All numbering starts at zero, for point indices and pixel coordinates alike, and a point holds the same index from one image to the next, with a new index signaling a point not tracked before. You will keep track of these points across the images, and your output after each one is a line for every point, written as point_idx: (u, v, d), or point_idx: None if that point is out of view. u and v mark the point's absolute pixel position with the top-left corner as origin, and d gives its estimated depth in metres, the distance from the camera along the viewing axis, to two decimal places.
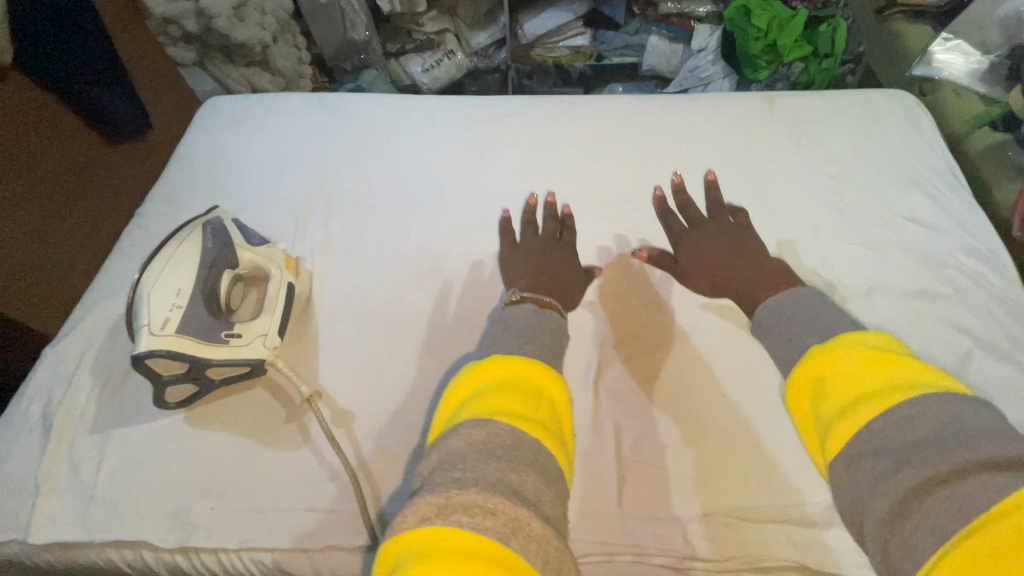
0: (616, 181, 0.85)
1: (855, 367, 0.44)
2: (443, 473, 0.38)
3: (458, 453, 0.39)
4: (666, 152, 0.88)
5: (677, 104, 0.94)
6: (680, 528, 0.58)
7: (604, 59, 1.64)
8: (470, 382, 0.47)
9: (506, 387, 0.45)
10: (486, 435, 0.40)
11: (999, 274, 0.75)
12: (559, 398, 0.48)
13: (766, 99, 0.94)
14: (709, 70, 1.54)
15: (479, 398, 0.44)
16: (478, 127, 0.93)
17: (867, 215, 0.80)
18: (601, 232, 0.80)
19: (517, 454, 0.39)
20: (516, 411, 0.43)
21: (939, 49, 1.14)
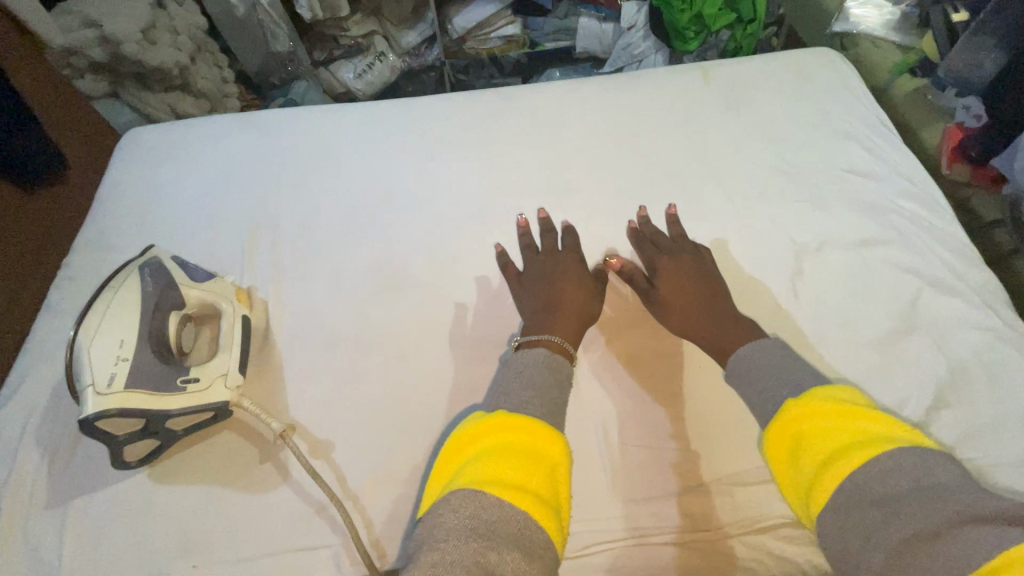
0: (569, 169, 0.85)
1: (836, 415, 0.45)
2: (425, 554, 0.38)
3: (447, 527, 0.40)
4: (614, 134, 0.88)
5: (617, 84, 0.94)
6: (676, 504, 0.59)
7: (538, 46, 1.64)
8: (469, 437, 0.47)
9: (499, 450, 0.45)
10: (476, 508, 0.40)
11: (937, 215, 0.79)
12: (555, 443, 0.46)
13: (701, 71, 0.95)
14: (641, 47, 1.55)
15: (476, 461, 0.44)
16: (423, 131, 0.91)
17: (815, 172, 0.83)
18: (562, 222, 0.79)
19: (501, 532, 0.39)
20: (504, 477, 0.42)
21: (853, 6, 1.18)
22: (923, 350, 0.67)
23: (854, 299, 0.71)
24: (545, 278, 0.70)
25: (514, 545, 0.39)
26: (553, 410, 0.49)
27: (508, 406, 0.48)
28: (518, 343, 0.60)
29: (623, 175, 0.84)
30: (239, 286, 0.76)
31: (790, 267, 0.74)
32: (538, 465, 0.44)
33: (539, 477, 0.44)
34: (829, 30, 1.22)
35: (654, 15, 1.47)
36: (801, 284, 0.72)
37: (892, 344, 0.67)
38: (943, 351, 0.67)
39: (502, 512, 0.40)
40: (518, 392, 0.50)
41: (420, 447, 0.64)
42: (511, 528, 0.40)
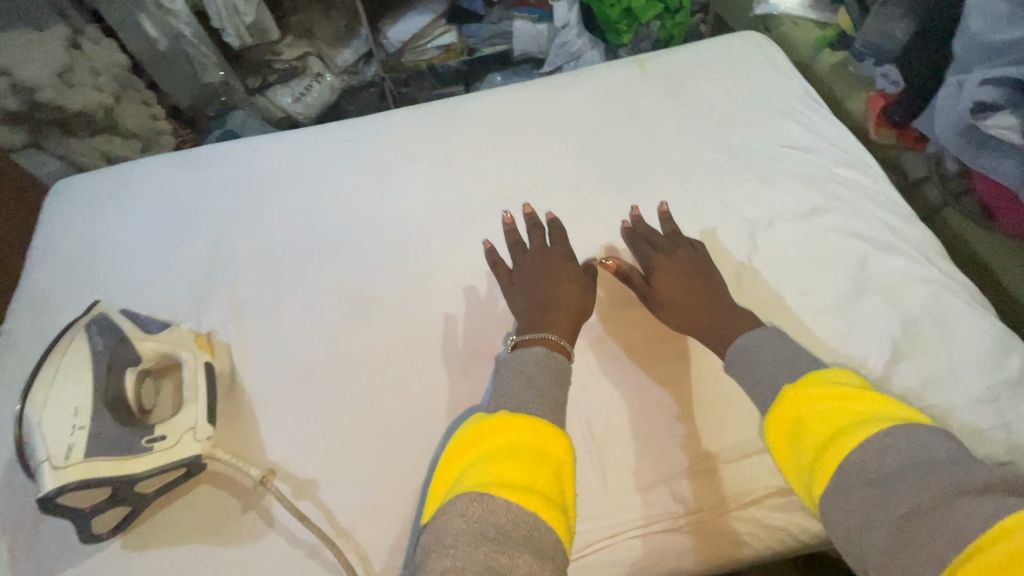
0: (522, 172, 0.85)
1: (833, 398, 0.48)
2: (433, 559, 0.39)
3: (455, 533, 0.40)
4: (562, 133, 0.89)
5: (559, 84, 0.96)
6: (669, 491, 0.60)
7: (477, 52, 1.62)
8: (472, 440, 0.47)
9: (502, 451, 0.45)
10: (484, 511, 0.41)
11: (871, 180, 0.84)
12: (559, 440, 0.47)
13: (637, 63, 0.98)
14: (577, 44, 1.56)
15: (480, 463, 0.45)
16: (373, 149, 0.90)
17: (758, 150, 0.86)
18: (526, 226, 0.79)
19: (512, 534, 0.40)
20: (508, 477, 0.43)
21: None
22: (876, 309, 0.70)
23: (808, 268, 0.74)
24: (540, 274, 0.68)
25: (524, 548, 0.39)
26: (554, 405, 0.49)
27: (512, 403, 0.49)
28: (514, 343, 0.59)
29: (577, 173, 0.85)
30: (197, 331, 0.73)
31: (744, 245, 0.76)
32: (543, 464, 0.45)
33: (545, 478, 0.44)
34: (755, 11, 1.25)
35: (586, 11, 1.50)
36: (758, 259, 0.75)
37: (847, 306, 0.71)
38: (894, 308, 0.70)
39: (509, 515, 0.41)
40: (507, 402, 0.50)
41: (408, 472, 0.63)
42: (520, 531, 0.40)
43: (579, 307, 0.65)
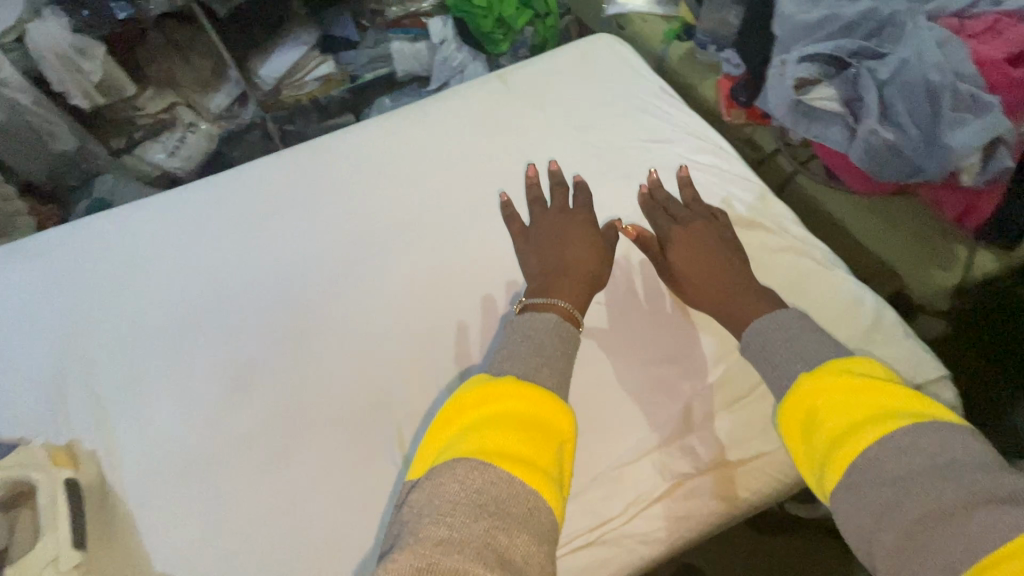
0: (442, 192, 0.98)
1: (852, 390, 0.54)
2: (424, 525, 0.46)
3: (451, 493, 0.48)
4: (453, 161, 1.01)
5: (461, 98, 1.09)
6: (627, 483, 0.75)
7: (359, 78, 1.64)
8: (473, 406, 0.58)
9: (492, 423, 0.55)
10: (479, 479, 0.49)
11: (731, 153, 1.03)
12: (548, 408, 0.57)
13: (499, 77, 1.12)
14: (457, 58, 1.63)
15: (470, 437, 0.54)
16: (305, 190, 0.99)
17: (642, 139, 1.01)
18: (455, 250, 0.92)
19: (506, 507, 0.48)
20: (490, 447, 0.52)
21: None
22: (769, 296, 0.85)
23: None
24: (552, 240, 0.85)
25: (521, 528, 0.48)
26: (551, 374, 0.61)
27: (519, 369, 0.61)
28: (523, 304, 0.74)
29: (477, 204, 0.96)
30: (55, 447, 0.75)
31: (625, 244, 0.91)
32: (529, 437, 0.54)
33: (544, 454, 0.54)
34: (608, 12, 1.44)
35: (461, 27, 1.60)
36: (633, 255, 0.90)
37: None
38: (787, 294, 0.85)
39: (477, 529, 0.46)
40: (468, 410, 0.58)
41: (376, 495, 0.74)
42: (517, 509, 0.48)
43: (590, 277, 0.80)
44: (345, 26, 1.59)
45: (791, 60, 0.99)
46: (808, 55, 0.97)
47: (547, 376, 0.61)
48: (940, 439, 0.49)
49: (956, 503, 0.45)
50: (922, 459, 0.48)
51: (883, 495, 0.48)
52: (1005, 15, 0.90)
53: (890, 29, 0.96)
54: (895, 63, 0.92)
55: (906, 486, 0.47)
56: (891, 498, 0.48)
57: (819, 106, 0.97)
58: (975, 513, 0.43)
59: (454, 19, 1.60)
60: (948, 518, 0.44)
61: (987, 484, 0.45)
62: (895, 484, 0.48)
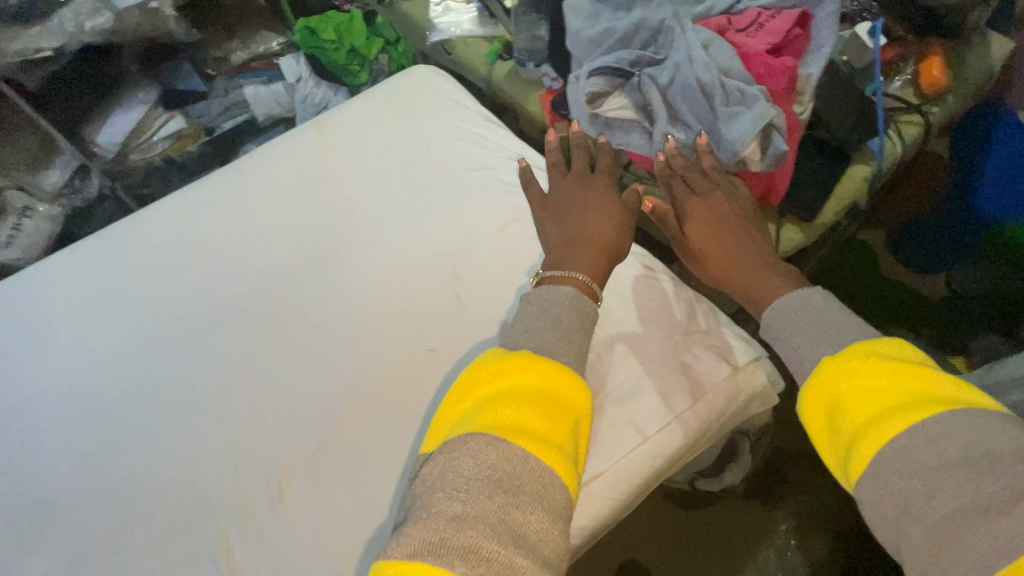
0: (330, 223, 0.84)
1: (880, 376, 0.48)
2: (437, 500, 0.47)
3: (462, 470, 0.49)
4: (345, 187, 0.87)
5: (354, 103, 0.95)
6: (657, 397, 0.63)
7: (216, 129, 1.67)
8: (497, 373, 0.57)
9: (504, 395, 0.55)
10: (493, 448, 0.50)
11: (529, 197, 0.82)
12: (567, 383, 0.57)
13: (313, 127, 0.93)
14: (318, 94, 1.72)
15: (486, 407, 0.54)
16: (182, 242, 0.85)
17: (427, 190, 0.85)
18: (405, 256, 0.80)
19: (520, 491, 0.48)
20: (496, 423, 0.52)
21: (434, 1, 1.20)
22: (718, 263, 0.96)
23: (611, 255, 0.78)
24: (573, 210, 0.72)
25: (536, 502, 0.48)
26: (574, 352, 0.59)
27: (537, 344, 0.59)
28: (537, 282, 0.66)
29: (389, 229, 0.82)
30: None
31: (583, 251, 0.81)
32: (542, 413, 0.54)
33: (560, 431, 0.54)
34: (433, 41, 1.19)
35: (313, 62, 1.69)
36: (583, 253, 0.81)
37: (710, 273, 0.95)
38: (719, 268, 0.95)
39: (527, 464, 0.49)
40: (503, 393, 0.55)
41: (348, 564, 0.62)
42: (534, 486, 0.49)
43: (612, 242, 0.69)
44: (190, 79, 1.60)
45: (587, 69, 0.78)
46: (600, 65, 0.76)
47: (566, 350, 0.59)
48: (981, 430, 0.43)
49: (969, 510, 0.40)
50: (961, 446, 0.43)
51: (919, 488, 0.43)
52: (765, 10, 0.82)
53: (664, 34, 0.77)
54: (671, 71, 0.76)
55: (960, 492, 0.41)
56: (924, 493, 0.42)
57: (616, 120, 0.78)
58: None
59: (305, 57, 1.70)
60: (986, 512, 0.40)
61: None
62: (940, 476, 0.42)
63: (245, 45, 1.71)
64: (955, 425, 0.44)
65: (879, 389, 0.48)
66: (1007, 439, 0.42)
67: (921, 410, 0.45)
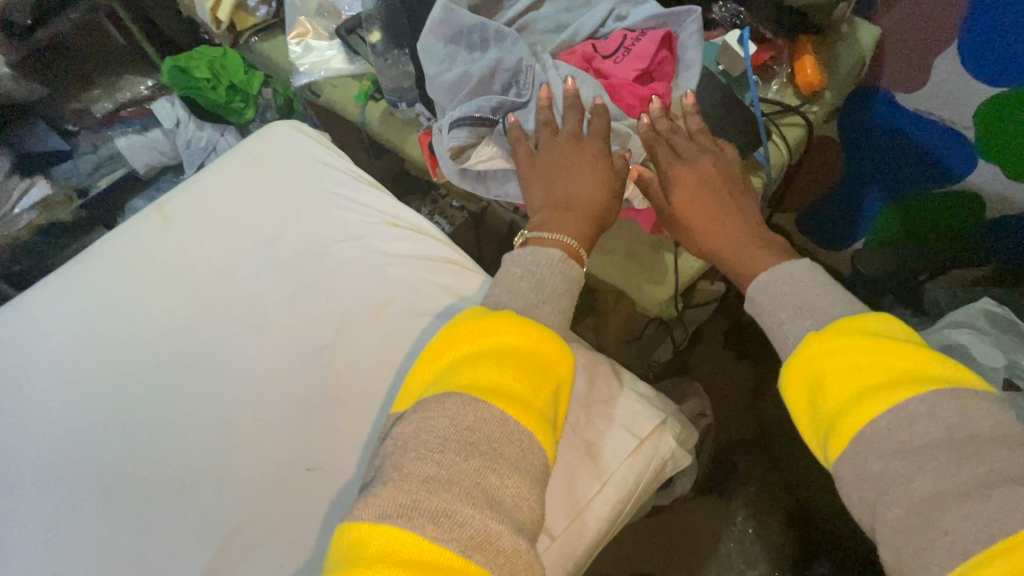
0: (184, 326, 0.74)
1: (869, 353, 0.48)
2: (409, 459, 0.46)
3: (434, 425, 0.48)
4: (204, 280, 0.77)
5: (207, 176, 0.83)
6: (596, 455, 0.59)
7: (89, 189, 1.60)
8: (478, 332, 0.55)
9: (484, 356, 0.53)
10: (461, 406, 0.49)
11: (406, 268, 0.73)
12: (551, 346, 0.55)
13: (155, 211, 0.81)
14: (202, 136, 1.62)
15: (465, 367, 0.52)
16: (9, 368, 0.73)
17: (293, 273, 0.75)
18: (275, 363, 0.70)
19: (498, 453, 0.47)
20: (473, 383, 0.51)
21: (292, 42, 1.09)
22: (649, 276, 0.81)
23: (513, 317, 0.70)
24: (561, 172, 0.67)
25: (514, 469, 0.47)
26: (559, 315, 0.57)
27: (522, 303, 0.57)
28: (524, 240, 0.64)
29: (258, 328, 0.72)
30: None
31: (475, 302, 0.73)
32: (526, 377, 0.52)
33: (540, 394, 0.52)
34: (298, 85, 1.09)
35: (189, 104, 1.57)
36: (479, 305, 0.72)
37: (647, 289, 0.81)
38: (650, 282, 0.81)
39: (503, 430, 0.48)
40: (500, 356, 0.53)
41: None
42: (511, 451, 0.48)
43: (601, 207, 0.66)
44: (48, 139, 1.55)
45: (449, 120, 0.71)
46: (460, 116, 0.70)
47: (549, 315, 0.56)
48: (962, 414, 0.43)
49: (932, 490, 0.41)
50: (938, 427, 0.43)
51: (888, 466, 0.44)
52: (630, 31, 0.77)
53: (523, 74, 0.72)
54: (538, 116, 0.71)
55: (938, 476, 0.42)
56: (892, 471, 0.44)
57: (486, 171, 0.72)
58: (995, 493, 0.39)
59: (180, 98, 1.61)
60: (963, 497, 0.40)
61: (998, 460, 0.41)
62: (908, 456, 0.43)
63: (109, 95, 1.65)
64: (931, 405, 0.44)
65: (860, 364, 0.48)
66: (991, 426, 0.42)
67: (907, 387, 0.45)
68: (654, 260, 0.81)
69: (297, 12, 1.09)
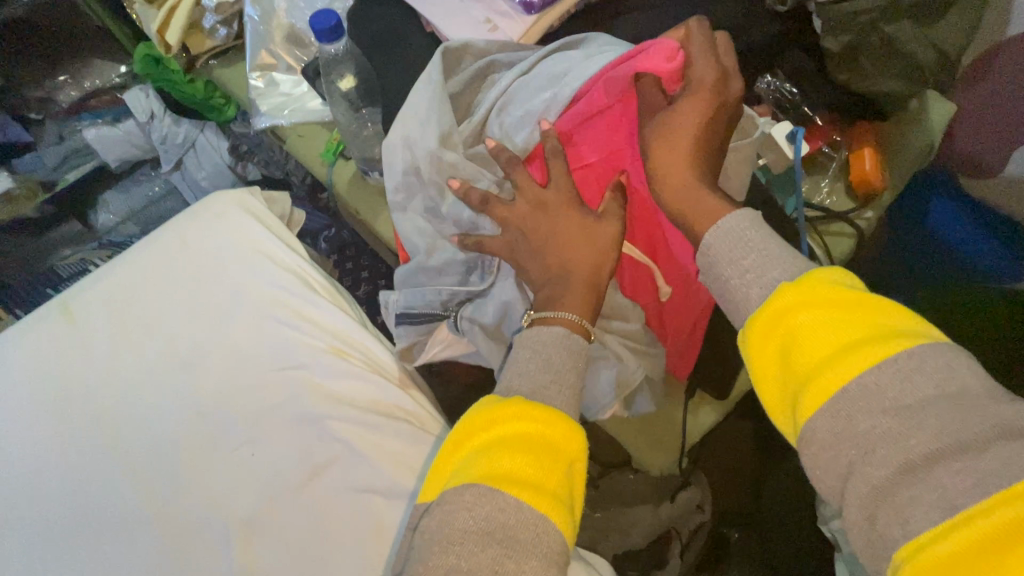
0: (76, 475, 0.60)
1: (831, 315, 0.34)
2: (435, 551, 0.36)
3: (462, 526, 0.36)
4: (106, 404, 0.63)
5: (123, 269, 0.70)
6: None
7: (59, 183, 1.30)
8: (484, 425, 0.41)
9: (498, 445, 0.40)
10: (486, 507, 0.37)
11: (350, 424, 0.62)
12: (567, 432, 0.41)
13: (61, 308, 0.68)
14: (179, 133, 1.29)
15: (479, 458, 0.40)
16: None
17: (213, 412, 0.62)
18: (173, 526, 0.57)
19: (520, 537, 0.36)
20: (493, 476, 0.38)
21: (254, 76, 0.92)
22: (648, 419, 0.70)
23: None
24: (562, 238, 0.54)
25: (532, 551, 0.36)
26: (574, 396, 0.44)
27: (523, 387, 0.44)
28: (530, 321, 0.51)
29: (163, 475, 0.59)
30: None
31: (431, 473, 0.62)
32: (546, 457, 0.39)
33: (561, 476, 0.39)
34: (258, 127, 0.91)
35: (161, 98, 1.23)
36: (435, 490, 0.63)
37: (643, 439, 0.70)
38: (647, 427, 0.70)
39: (519, 515, 0.36)
40: (522, 441, 0.39)
41: None
42: (529, 533, 0.36)
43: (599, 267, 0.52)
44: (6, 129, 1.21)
45: (392, 306, 0.65)
46: (401, 310, 0.64)
47: (564, 393, 0.44)
48: None
49: (933, 448, 0.29)
50: (927, 383, 0.31)
51: (878, 427, 0.31)
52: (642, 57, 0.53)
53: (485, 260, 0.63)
54: (496, 310, 0.61)
55: None
56: (884, 432, 0.31)
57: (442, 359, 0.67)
58: None
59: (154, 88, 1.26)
60: None
61: None
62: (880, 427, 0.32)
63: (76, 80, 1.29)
64: None
65: (810, 326, 0.35)
66: None
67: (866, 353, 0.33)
68: (659, 417, 0.70)
69: (260, 41, 0.90)
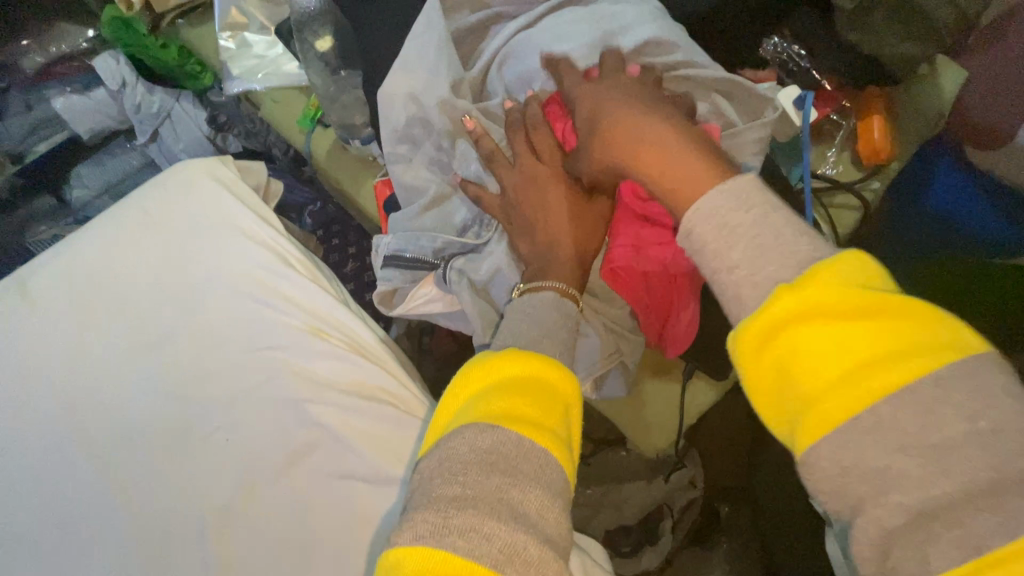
0: (42, 463, 0.56)
1: (845, 327, 0.29)
2: (437, 482, 0.33)
3: (462, 457, 0.34)
4: (73, 389, 0.59)
5: (87, 243, 0.65)
6: None
7: (28, 155, 1.22)
8: (481, 367, 0.39)
9: (499, 382, 0.37)
10: (490, 436, 0.34)
11: (333, 407, 0.59)
12: (560, 373, 0.39)
13: (20, 286, 0.63)
14: (153, 101, 1.22)
15: (481, 394, 0.37)
16: None
17: (187, 397, 0.59)
18: (149, 514, 0.54)
19: (524, 467, 0.33)
20: (498, 408, 0.35)
21: (224, 36, 0.85)
22: (643, 395, 0.67)
23: None
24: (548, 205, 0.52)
25: (534, 480, 0.33)
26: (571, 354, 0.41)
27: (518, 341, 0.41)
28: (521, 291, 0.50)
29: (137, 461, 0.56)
30: None
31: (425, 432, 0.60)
32: (544, 397, 0.37)
33: (560, 418, 0.37)
34: (231, 92, 0.85)
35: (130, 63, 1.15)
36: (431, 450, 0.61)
37: (637, 416, 0.67)
38: (643, 404, 0.67)
39: (519, 445, 0.34)
40: (522, 375, 0.37)
41: None
42: (531, 464, 0.34)
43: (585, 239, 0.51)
44: None
45: (383, 248, 0.62)
46: (393, 253, 0.61)
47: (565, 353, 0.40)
48: None
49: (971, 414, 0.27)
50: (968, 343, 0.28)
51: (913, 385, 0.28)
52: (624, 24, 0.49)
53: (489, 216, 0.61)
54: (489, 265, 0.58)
55: None
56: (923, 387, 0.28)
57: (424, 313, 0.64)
58: None
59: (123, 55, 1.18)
60: None
61: None
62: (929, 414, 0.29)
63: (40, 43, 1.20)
64: None
65: (819, 338, 0.30)
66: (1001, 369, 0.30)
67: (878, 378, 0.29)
68: (657, 396, 0.67)
69: None
